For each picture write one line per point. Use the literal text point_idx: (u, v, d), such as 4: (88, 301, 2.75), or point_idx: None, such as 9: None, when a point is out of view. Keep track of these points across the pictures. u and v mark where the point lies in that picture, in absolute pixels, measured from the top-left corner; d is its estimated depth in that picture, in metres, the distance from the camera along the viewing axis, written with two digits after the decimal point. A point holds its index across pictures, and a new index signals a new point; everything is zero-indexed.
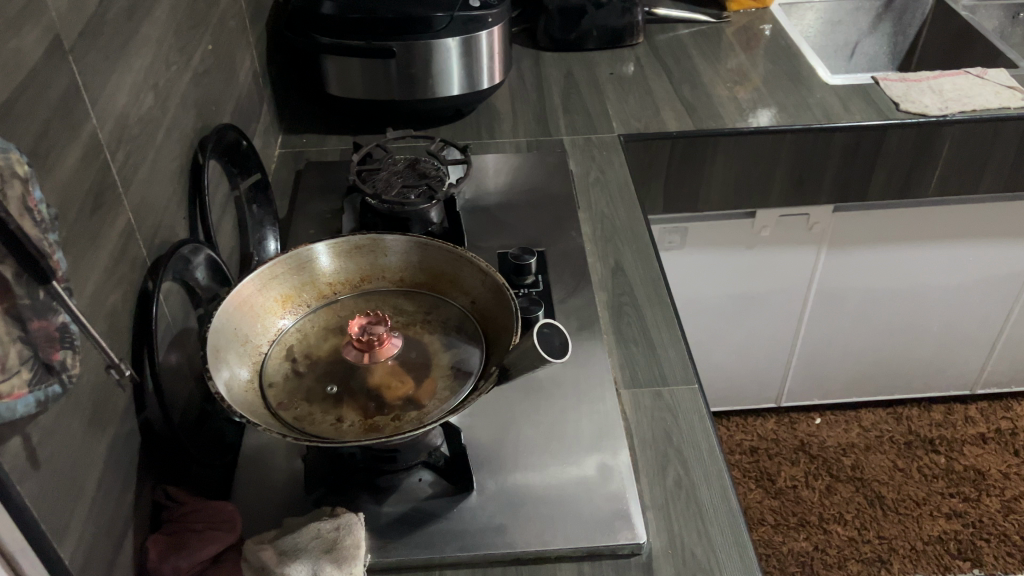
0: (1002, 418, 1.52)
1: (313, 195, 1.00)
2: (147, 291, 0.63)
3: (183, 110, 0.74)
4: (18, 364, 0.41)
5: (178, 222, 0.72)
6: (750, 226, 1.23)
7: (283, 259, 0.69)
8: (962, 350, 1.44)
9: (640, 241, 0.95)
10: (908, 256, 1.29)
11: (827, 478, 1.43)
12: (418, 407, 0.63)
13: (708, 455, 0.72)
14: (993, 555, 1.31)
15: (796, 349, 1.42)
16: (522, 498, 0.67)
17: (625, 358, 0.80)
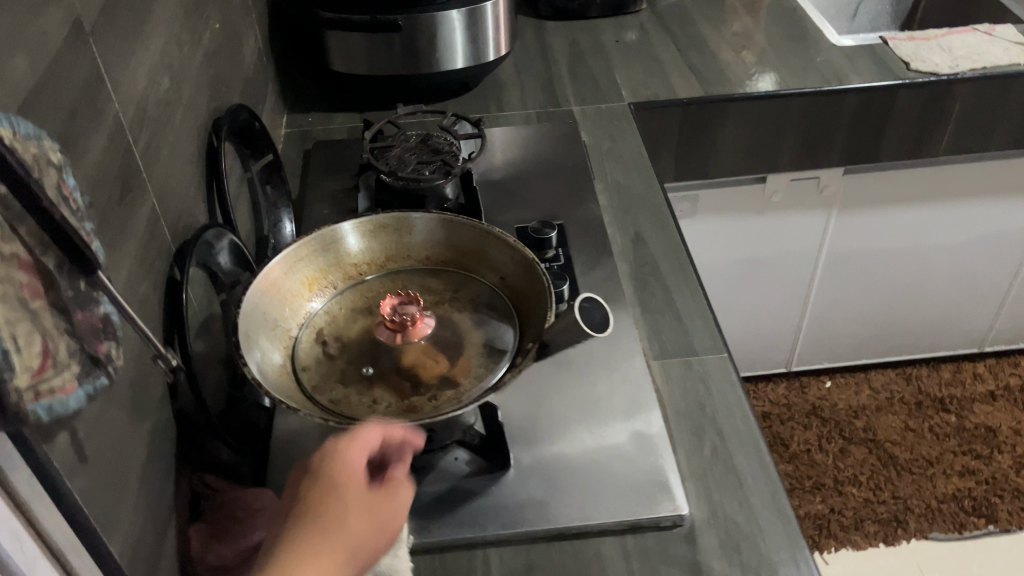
0: (1010, 374, 1.53)
1: (323, 175, 0.98)
2: (175, 279, 0.63)
3: (196, 92, 0.72)
4: (68, 358, 0.40)
5: (198, 207, 0.71)
6: (760, 192, 1.22)
7: (308, 241, 0.68)
8: (970, 308, 1.45)
9: (659, 210, 0.94)
10: (919, 217, 1.29)
11: (840, 441, 1.43)
12: (454, 385, 0.63)
13: (743, 423, 0.71)
14: (1008, 511, 1.32)
15: (806, 313, 1.42)
16: (561, 473, 0.67)
17: (652, 329, 0.80)
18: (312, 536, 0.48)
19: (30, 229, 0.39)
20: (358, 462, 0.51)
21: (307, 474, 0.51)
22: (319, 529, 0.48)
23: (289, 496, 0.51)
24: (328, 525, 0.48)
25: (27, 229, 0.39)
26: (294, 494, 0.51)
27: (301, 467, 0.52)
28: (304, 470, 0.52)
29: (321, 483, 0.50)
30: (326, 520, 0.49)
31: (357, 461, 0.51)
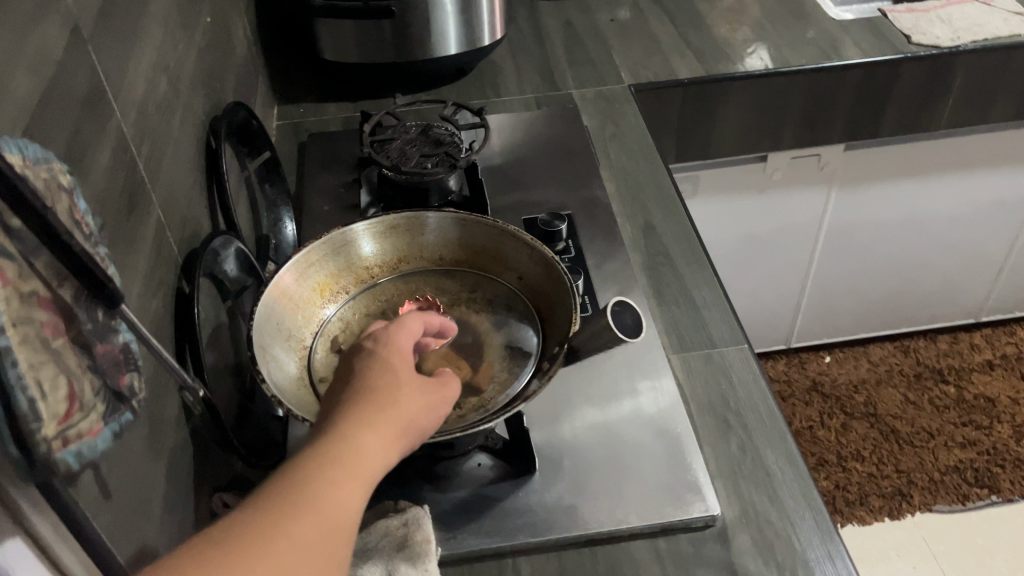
0: (1007, 343, 1.53)
1: (321, 169, 0.95)
2: (184, 293, 0.60)
3: (193, 91, 0.69)
4: (93, 397, 0.38)
5: (200, 213, 0.68)
6: (761, 170, 1.20)
7: (318, 245, 0.65)
8: (968, 279, 1.44)
9: (668, 196, 0.92)
10: (918, 191, 1.28)
11: (841, 416, 1.43)
12: (478, 392, 0.61)
13: (769, 417, 0.70)
14: (1010, 481, 1.33)
15: (806, 289, 1.42)
16: (587, 476, 0.65)
17: (669, 321, 0.78)
18: (371, 404, 0.46)
19: (47, 263, 0.37)
20: (408, 340, 0.53)
21: (359, 353, 0.51)
22: (377, 398, 0.47)
23: (338, 375, 0.50)
24: (385, 396, 0.47)
25: (44, 263, 0.37)
26: (346, 370, 0.50)
27: (350, 347, 0.51)
28: (355, 348, 0.51)
29: (376, 361, 0.49)
30: (383, 393, 0.47)
31: (405, 345, 0.52)
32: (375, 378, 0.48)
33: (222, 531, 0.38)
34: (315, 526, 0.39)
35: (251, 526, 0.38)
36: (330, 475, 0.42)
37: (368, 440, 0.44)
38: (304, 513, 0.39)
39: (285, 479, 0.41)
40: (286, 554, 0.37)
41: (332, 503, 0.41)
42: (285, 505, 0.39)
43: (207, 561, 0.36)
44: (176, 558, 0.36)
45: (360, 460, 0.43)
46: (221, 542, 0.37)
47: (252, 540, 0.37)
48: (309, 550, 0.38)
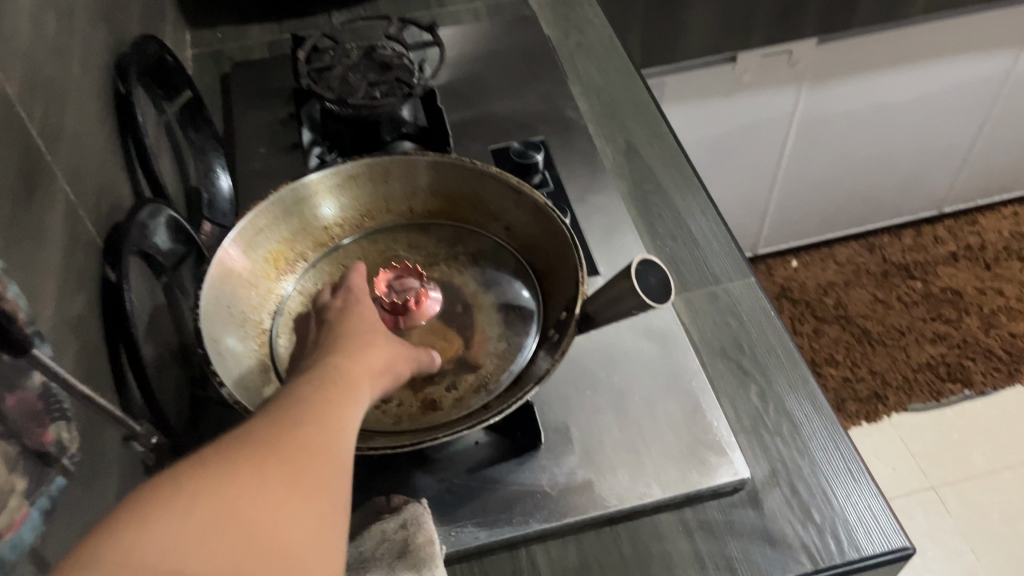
0: (970, 233, 1.51)
1: (252, 105, 0.83)
2: (109, 280, 0.50)
3: (91, 26, 0.56)
4: (11, 478, 0.30)
5: (117, 177, 0.56)
6: (730, 72, 1.11)
7: (266, 207, 0.54)
8: (934, 170, 1.40)
9: (647, 113, 0.83)
10: (892, 83, 1.20)
11: (812, 321, 1.40)
12: (475, 369, 0.52)
13: (787, 359, 0.64)
14: (982, 373, 1.32)
15: (773, 193, 1.36)
16: (599, 445, 0.58)
17: (666, 257, 0.70)
18: (352, 341, 0.42)
19: None
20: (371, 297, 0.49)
21: (328, 308, 0.47)
22: (355, 336, 0.43)
23: (308, 332, 0.46)
24: (362, 335, 0.43)
25: None
26: (315, 328, 0.46)
27: (316, 308, 0.48)
28: (318, 306, 0.48)
29: (345, 313, 0.45)
30: (361, 334, 0.43)
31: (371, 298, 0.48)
32: (349, 323, 0.44)
33: (218, 443, 0.32)
34: (321, 434, 0.34)
35: (252, 436, 0.33)
36: (324, 392, 0.37)
37: (357, 369, 0.40)
38: (306, 422, 0.34)
39: (276, 402, 0.36)
40: (295, 456, 0.32)
41: (333, 414, 0.36)
42: (284, 417, 0.34)
43: (210, 466, 0.30)
44: (172, 470, 0.30)
45: (355, 384, 0.39)
46: (220, 450, 0.31)
47: (255, 445, 0.32)
48: (319, 453, 0.33)
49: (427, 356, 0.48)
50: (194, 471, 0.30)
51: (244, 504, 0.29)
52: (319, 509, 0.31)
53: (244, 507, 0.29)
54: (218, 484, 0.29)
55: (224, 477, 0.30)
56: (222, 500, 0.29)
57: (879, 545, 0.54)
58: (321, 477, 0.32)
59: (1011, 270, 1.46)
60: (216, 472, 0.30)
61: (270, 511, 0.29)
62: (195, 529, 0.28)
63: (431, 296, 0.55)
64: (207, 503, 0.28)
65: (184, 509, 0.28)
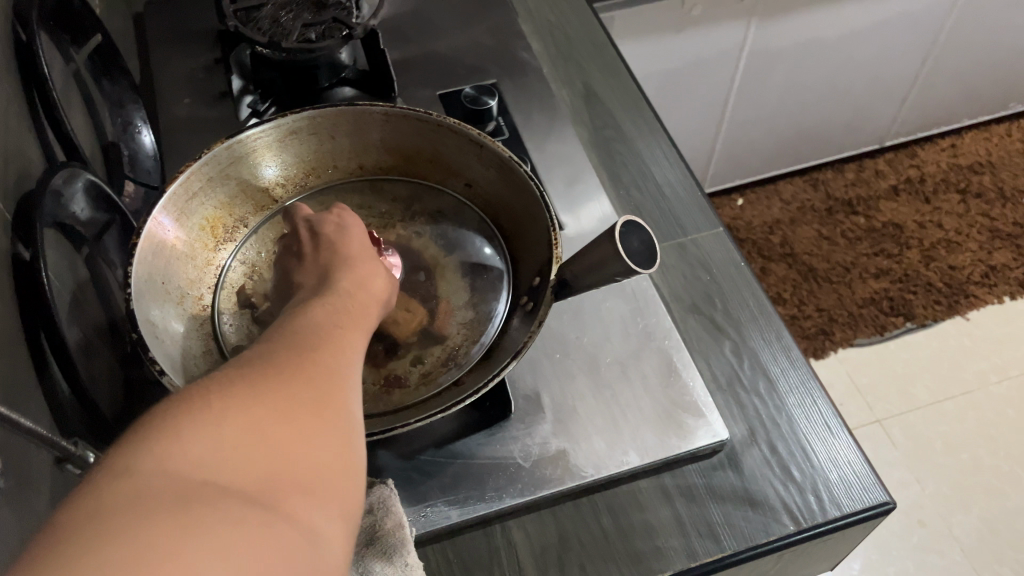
0: (910, 167, 1.52)
1: (172, 50, 0.76)
2: (25, 261, 0.44)
3: None
4: None
5: (24, 137, 0.50)
6: (679, 7, 1.06)
7: (201, 168, 0.48)
8: (879, 102, 1.40)
9: (604, 53, 0.78)
10: (842, 14, 1.18)
11: (759, 260, 1.40)
12: (442, 341, 0.49)
13: (760, 312, 0.62)
14: (923, 305, 1.34)
15: (721, 130, 1.33)
16: (571, 412, 0.55)
17: (631, 208, 0.67)
18: (355, 268, 0.40)
19: None
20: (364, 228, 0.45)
21: (322, 221, 0.44)
22: (355, 261, 0.40)
23: (296, 245, 0.44)
24: (357, 261, 0.40)
25: None
26: (306, 246, 0.43)
27: (308, 219, 0.45)
28: (309, 218, 0.45)
29: (341, 233, 0.43)
30: (360, 258, 0.41)
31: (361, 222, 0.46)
32: (345, 249, 0.42)
33: (235, 365, 0.30)
34: (340, 360, 0.32)
35: (271, 357, 0.31)
36: (335, 319, 0.35)
37: (363, 299, 0.38)
38: (324, 345, 0.32)
39: (287, 325, 0.34)
40: (317, 376, 0.30)
41: (346, 341, 0.34)
42: (302, 339, 0.32)
43: (231, 386, 0.28)
44: (193, 387, 0.28)
45: (362, 313, 0.37)
46: (237, 369, 0.30)
47: (276, 366, 0.30)
48: (336, 377, 0.31)
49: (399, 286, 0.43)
50: (217, 389, 0.28)
51: (271, 424, 0.27)
52: (342, 434, 0.29)
53: (270, 427, 0.27)
54: (242, 404, 0.28)
55: (247, 396, 0.28)
56: (247, 417, 0.27)
57: (861, 501, 0.53)
58: (342, 403, 0.30)
59: (949, 203, 1.48)
60: (239, 391, 0.28)
61: (296, 432, 0.28)
62: (223, 447, 0.26)
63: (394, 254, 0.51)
64: (232, 423, 0.27)
65: (209, 426, 0.26)
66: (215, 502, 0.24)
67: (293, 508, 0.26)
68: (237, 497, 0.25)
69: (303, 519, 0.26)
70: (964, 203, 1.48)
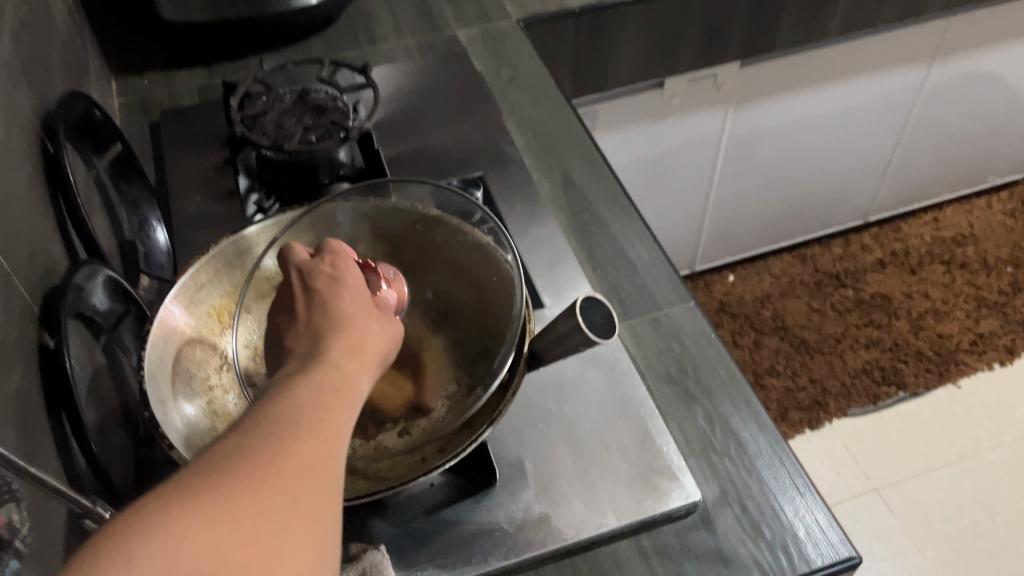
0: (895, 240, 1.57)
1: (184, 153, 0.82)
2: (50, 349, 0.49)
3: (13, 86, 0.56)
4: None
5: (50, 238, 0.56)
6: (659, 97, 1.14)
7: (208, 261, 0.56)
8: (859, 179, 1.46)
9: (582, 144, 0.84)
10: (815, 99, 1.25)
11: (753, 334, 1.44)
12: (427, 414, 0.52)
13: (730, 380, 0.66)
14: (915, 374, 1.38)
15: (708, 210, 1.39)
16: (553, 478, 0.59)
17: (609, 287, 0.72)
18: (346, 332, 0.38)
19: None
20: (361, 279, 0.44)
21: (315, 273, 0.43)
22: (348, 324, 0.39)
23: (288, 296, 0.43)
24: (354, 322, 0.39)
25: None
26: (301, 297, 0.42)
27: (299, 269, 0.44)
28: (302, 266, 0.44)
29: (335, 284, 0.42)
30: (352, 317, 0.39)
31: (355, 261, 0.46)
32: (340, 308, 0.40)
33: (208, 459, 0.29)
34: (321, 451, 0.31)
35: (247, 449, 0.29)
36: (322, 398, 0.33)
37: (353, 368, 0.36)
38: (306, 435, 0.31)
39: (272, 402, 0.33)
40: (293, 477, 0.29)
41: (330, 426, 0.32)
42: (282, 427, 0.31)
43: (199, 491, 0.27)
44: (159, 493, 0.27)
45: (352, 387, 0.35)
46: (211, 467, 0.28)
47: (251, 462, 0.29)
48: (314, 474, 0.30)
49: (397, 336, 0.41)
50: (185, 494, 0.27)
51: (235, 542, 0.26)
52: (311, 546, 0.28)
53: (235, 544, 0.26)
54: (206, 517, 0.26)
55: (215, 505, 0.27)
56: (213, 534, 0.26)
57: (828, 556, 0.56)
58: (318, 504, 0.29)
59: (935, 274, 1.53)
60: (210, 497, 0.27)
61: (261, 550, 0.27)
62: (182, 573, 0.25)
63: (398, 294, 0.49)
64: (191, 546, 0.25)
65: (170, 541, 0.25)
66: None
67: None
68: None
69: None
70: (949, 274, 1.53)
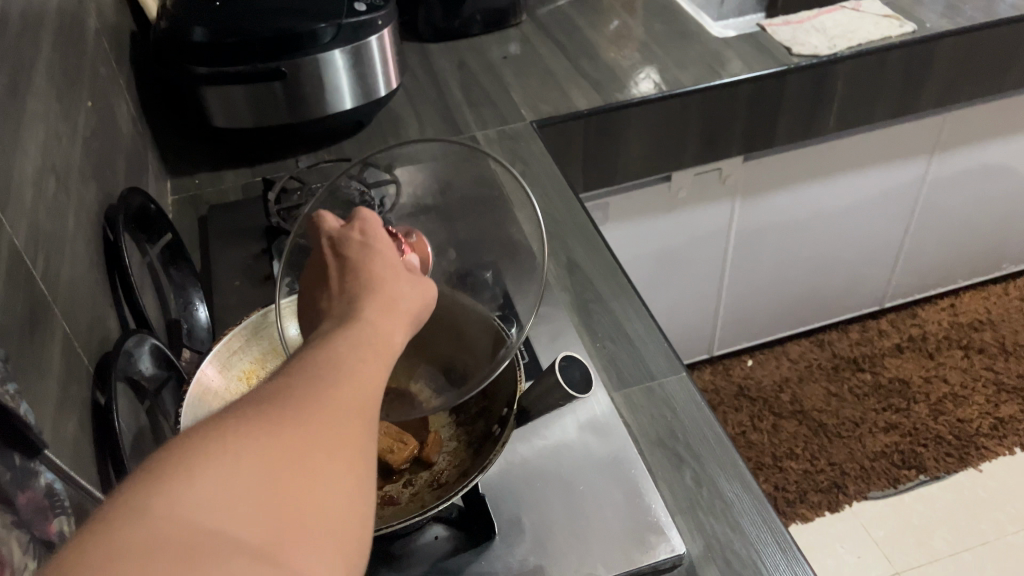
0: (911, 325, 1.61)
1: (228, 243, 0.92)
2: (100, 405, 0.56)
3: (83, 183, 0.65)
4: (24, 556, 0.36)
5: (106, 313, 0.64)
6: (667, 190, 1.21)
7: (239, 330, 0.63)
8: (872, 267, 1.50)
9: (586, 232, 0.92)
10: (820, 191, 1.32)
11: (771, 417, 1.48)
12: (429, 467, 0.60)
13: (716, 443, 0.71)
14: (934, 458, 1.39)
15: (722, 298, 1.45)
16: (548, 532, 0.64)
17: (607, 360, 0.78)
18: (379, 294, 0.40)
19: None
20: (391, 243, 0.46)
21: (346, 240, 0.45)
22: (383, 285, 0.41)
23: (322, 263, 0.45)
24: (388, 284, 0.41)
25: None
26: (333, 261, 0.44)
27: (332, 237, 0.46)
28: (332, 234, 0.46)
29: (366, 249, 0.44)
30: (386, 281, 0.41)
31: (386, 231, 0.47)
32: (371, 271, 0.42)
33: (256, 397, 0.32)
34: (359, 394, 0.33)
35: (291, 391, 0.32)
36: (359, 351, 0.36)
37: (388, 326, 0.39)
38: (344, 380, 0.33)
39: (313, 354, 0.35)
40: (333, 416, 0.32)
41: (366, 375, 0.35)
42: (321, 373, 0.33)
43: (248, 423, 0.30)
44: (210, 424, 0.30)
45: (388, 344, 0.38)
46: (259, 405, 0.31)
47: (297, 401, 0.31)
48: (352, 416, 0.32)
49: (429, 299, 0.43)
50: (234, 427, 0.29)
51: (282, 470, 0.29)
52: (350, 479, 0.30)
53: (283, 471, 0.29)
54: (256, 446, 0.29)
55: (262, 437, 0.29)
56: (260, 461, 0.28)
57: None
58: (356, 442, 0.32)
59: (953, 358, 1.56)
60: (257, 430, 0.29)
61: (306, 479, 0.29)
62: (233, 494, 0.27)
63: (420, 254, 0.53)
64: (240, 471, 0.28)
65: (222, 467, 0.28)
66: (220, 556, 0.25)
67: (295, 559, 0.27)
68: (240, 550, 0.26)
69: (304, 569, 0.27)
70: (967, 358, 1.56)
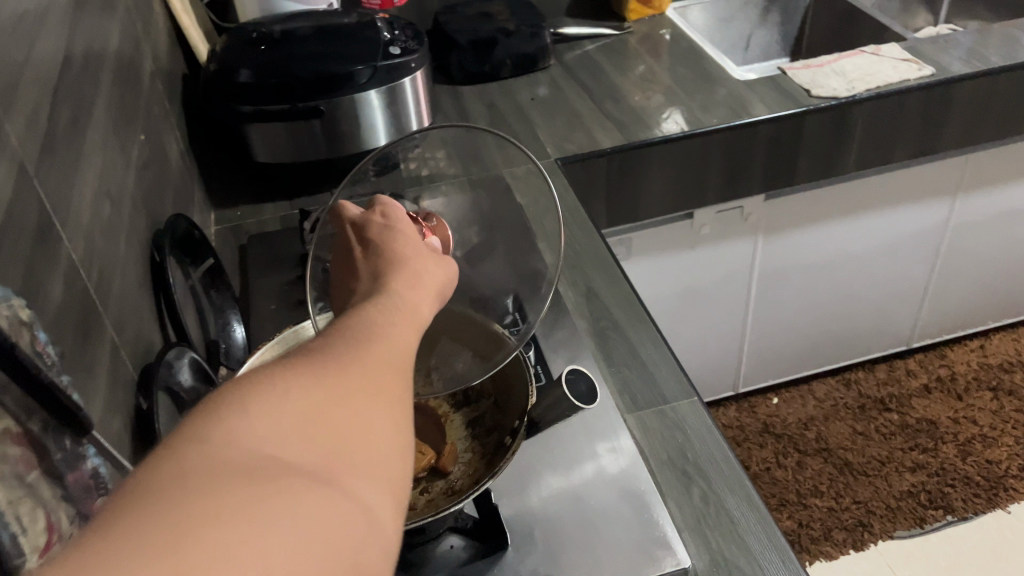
0: (940, 365, 1.60)
1: (265, 269, 0.97)
2: (143, 411, 0.61)
3: (134, 209, 0.71)
4: (69, 526, 0.41)
5: (151, 327, 0.69)
6: (689, 227, 1.25)
7: (271, 346, 0.68)
8: (898, 308, 1.51)
9: (605, 263, 0.96)
10: (842, 231, 1.34)
11: (796, 454, 1.48)
12: (444, 476, 0.63)
13: (725, 465, 0.73)
14: (962, 498, 1.39)
15: (746, 337, 1.47)
16: (559, 545, 0.66)
17: (621, 383, 0.81)
18: (403, 269, 0.45)
19: (16, 399, 0.39)
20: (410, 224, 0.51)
21: (371, 224, 0.50)
22: (404, 261, 0.45)
23: (349, 243, 0.49)
24: (410, 259, 0.46)
25: (15, 399, 0.39)
26: (358, 242, 0.49)
27: (355, 222, 0.51)
28: (355, 219, 0.51)
29: (388, 230, 0.48)
30: (407, 257, 0.46)
31: (405, 214, 0.52)
32: (393, 249, 0.47)
33: (300, 352, 0.36)
34: (392, 353, 0.37)
35: (331, 348, 0.36)
36: (389, 319, 0.40)
37: (414, 297, 0.43)
38: (378, 342, 0.37)
39: (349, 321, 0.39)
40: (370, 368, 0.35)
41: (397, 339, 0.39)
42: (357, 336, 0.37)
43: (295, 370, 0.33)
44: (258, 372, 0.33)
45: (416, 315, 0.42)
46: (303, 358, 0.35)
47: (338, 357, 0.35)
48: (387, 369, 0.36)
49: (451, 276, 0.47)
50: (283, 373, 0.33)
51: (328, 406, 0.32)
52: (388, 421, 0.34)
53: (329, 408, 0.32)
54: (304, 387, 0.33)
55: (309, 381, 0.33)
56: (308, 400, 0.32)
57: None
58: (392, 390, 0.35)
59: (982, 400, 1.55)
60: (304, 376, 0.33)
61: (349, 416, 0.33)
62: (286, 425, 0.31)
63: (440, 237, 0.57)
64: (291, 408, 0.32)
65: (274, 403, 0.31)
66: (276, 474, 0.29)
67: (345, 480, 0.31)
68: (294, 470, 0.30)
69: (353, 490, 0.31)
70: (996, 400, 1.55)
